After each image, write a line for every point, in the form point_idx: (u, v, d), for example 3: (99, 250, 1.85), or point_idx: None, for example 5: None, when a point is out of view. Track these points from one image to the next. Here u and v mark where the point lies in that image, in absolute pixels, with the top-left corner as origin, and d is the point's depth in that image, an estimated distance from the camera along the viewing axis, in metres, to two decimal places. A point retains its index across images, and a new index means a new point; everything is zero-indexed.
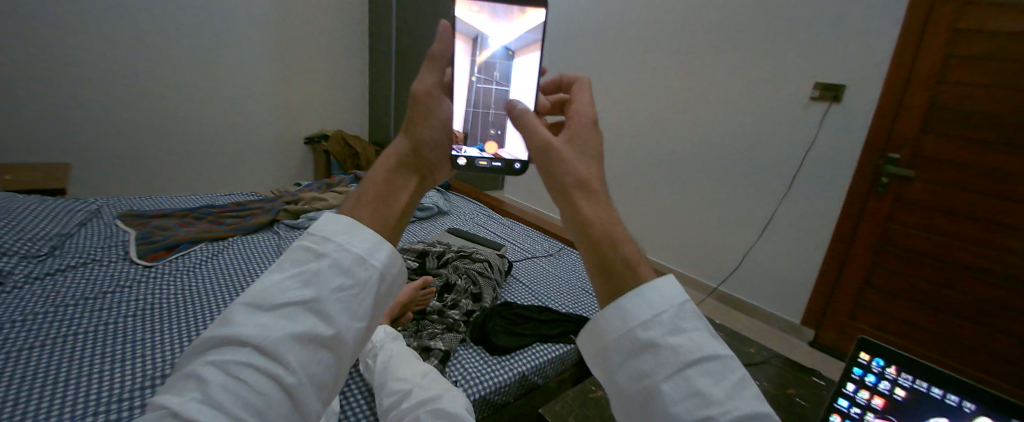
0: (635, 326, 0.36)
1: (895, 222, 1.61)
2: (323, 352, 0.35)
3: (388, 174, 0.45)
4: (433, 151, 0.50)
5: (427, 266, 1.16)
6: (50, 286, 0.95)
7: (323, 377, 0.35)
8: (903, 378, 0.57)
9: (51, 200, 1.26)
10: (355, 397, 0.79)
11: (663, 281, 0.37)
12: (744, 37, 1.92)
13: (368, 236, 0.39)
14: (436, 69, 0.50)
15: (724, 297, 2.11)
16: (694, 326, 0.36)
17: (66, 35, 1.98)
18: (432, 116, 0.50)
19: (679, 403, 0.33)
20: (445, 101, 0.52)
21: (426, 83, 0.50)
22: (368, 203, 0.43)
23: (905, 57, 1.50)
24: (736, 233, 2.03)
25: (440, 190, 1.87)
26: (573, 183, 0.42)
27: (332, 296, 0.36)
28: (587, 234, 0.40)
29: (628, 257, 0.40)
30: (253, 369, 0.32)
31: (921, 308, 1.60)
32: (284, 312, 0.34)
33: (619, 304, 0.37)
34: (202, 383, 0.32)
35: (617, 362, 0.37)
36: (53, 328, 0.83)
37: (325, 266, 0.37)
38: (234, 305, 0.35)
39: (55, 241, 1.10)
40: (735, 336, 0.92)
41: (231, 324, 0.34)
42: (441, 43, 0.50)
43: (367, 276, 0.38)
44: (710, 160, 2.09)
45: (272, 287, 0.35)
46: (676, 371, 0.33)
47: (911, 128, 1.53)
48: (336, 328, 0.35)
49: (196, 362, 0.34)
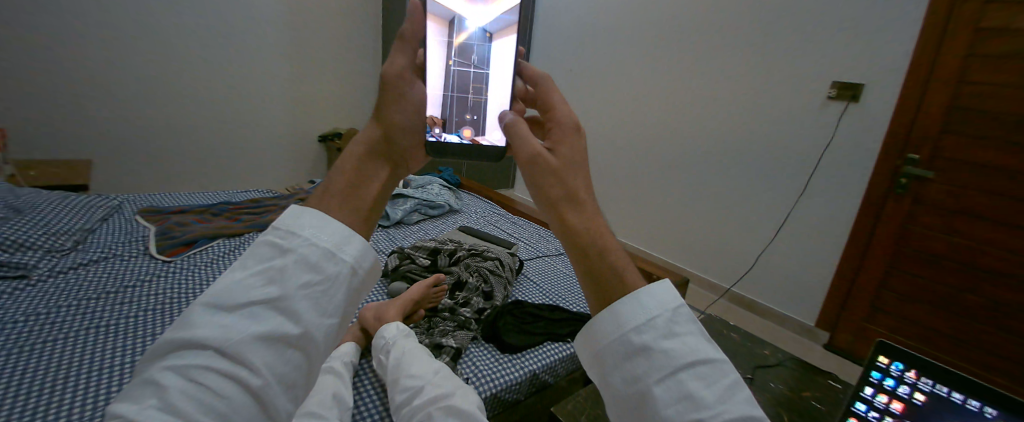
0: (628, 330, 0.39)
1: (914, 224, 1.57)
2: (291, 351, 0.35)
3: (357, 163, 0.46)
4: (405, 137, 0.51)
5: (439, 263, 1.15)
6: (73, 279, 0.98)
7: (291, 376, 0.36)
8: (922, 383, 0.56)
9: (75, 196, 1.29)
10: (366, 392, 0.80)
11: (657, 287, 0.40)
12: (760, 36, 1.89)
13: (337, 229, 0.40)
14: (409, 50, 0.52)
15: (736, 298, 2.09)
16: (687, 330, 0.39)
17: (87, 34, 2.02)
18: (404, 100, 0.51)
19: (671, 406, 0.36)
20: (419, 85, 0.53)
21: (396, 66, 0.51)
22: (336, 194, 0.44)
23: (924, 56, 1.48)
24: (750, 233, 2.01)
25: (451, 188, 1.86)
26: (562, 194, 0.45)
27: (298, 293, 0.36)
28: (572, 240, 0.44)
29: (614, 263, 0.44)
30: (215, 372, 0.33)
31: (940, 312, 1.55)
32: (247, 312, 0.35)
33: (613, 309, 0.40)
34: (160, 389, 0.32)
35: (612, 365, 0.40)
36: (76, 320, 0.85)
37: (290, 262, 0.37)
38: (195, 305, 0.35)
39: (78, 235, 1.13)
40: (749, 337, 0.91)
41: (190, 326, 0.34)
42: (412, 23, 0.51)
43: (336, 271, 0.38)
44: (725, 159, 2.07)
45: (235, 286, 0.35)
46: (669, 374, 0.37)
47: (930, 128, 1.50)
48: (304, 326, 0.36)
49: (154, 368, 0.33)
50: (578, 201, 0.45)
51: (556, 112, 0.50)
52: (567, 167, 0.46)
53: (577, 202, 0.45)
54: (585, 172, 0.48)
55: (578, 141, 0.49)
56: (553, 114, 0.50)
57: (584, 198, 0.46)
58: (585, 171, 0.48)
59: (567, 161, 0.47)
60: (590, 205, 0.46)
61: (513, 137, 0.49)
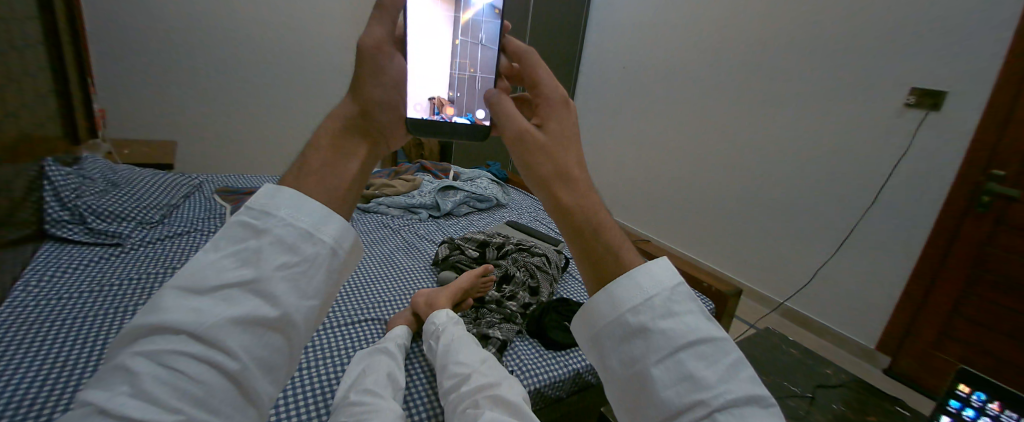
0: (625, 311, 0.40)
1: (994, 246, 1.43)
2: (270, 335, 0.35)
3: (332, 142, 0.44)
4: (388, 113, 0.48)
5: (487, 256, 1.18)
6: (159, 250, 1.08)
7: (271, 360, 0.35)
8: (1005, 416, 0.57)
9: (163, 174, 1.41)
10: (417, 374, 0.83)
11: (653, 267, 0.41)
12: (839, 38, 1.77)
13: (315, 209, 0.38)
14: (387, 21, 0.49)
15: (790, 313, 1.98)
16: (686, 309, 0.39)
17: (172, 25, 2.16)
18: (381, 75, 0.48)
19: (670, 388, 0.37)
20: (397, 59, 0.50)
21: (374, 38, 0.48)
22: (313, 172, 0.42)
23: (1021, 62, 1.34)
24: (809, 246, 1.90)
25: (499, 182, 1.88)
26: (554, 173, 0.45)
27: (275, 275, 0.35)
28: (567, 220, 0.44)
29: (612, 243, 0.44)
30: (187, 357, 0.31)
31: (1020, 345, 1.40)
32: (220, 295, 0.34)
33: (608, 289, 0.41)
34: (131, 375, 0.31)
35: (609, 347, 0.41)
36: (160, 288, 0.94)
37: (266, 243, 0.36)
38: (163, 288, 0.34)
39: (164, 210, 1.24)
40: (810, 353, 0.87)
41: (158, 310, 0.32)
42: None
43: (316, 252, 0.37)
44: (790, 167, 1.96)
45: (206, 269, 0.34)
46: (667, 356, 0.37)
47: (1022, 141, 1.35)
48: (283, 309, 0.35)
49: (122, 354, 0.32)
50: (572, 175, 0.45)
51: (544, 88, 0.51)
52: (555, 144, 0.47)
53: (570, 179, 0.45)
54: (579, 149, 0.48)
55: (568, 116, 0.49)
56: (541, 88, 0.51)
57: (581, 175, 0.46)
58: (576, 147, 0.48)
59: (556, 137, 0.47)
60: (584, 182, 0.46)
61: (502, 113, 0.50)
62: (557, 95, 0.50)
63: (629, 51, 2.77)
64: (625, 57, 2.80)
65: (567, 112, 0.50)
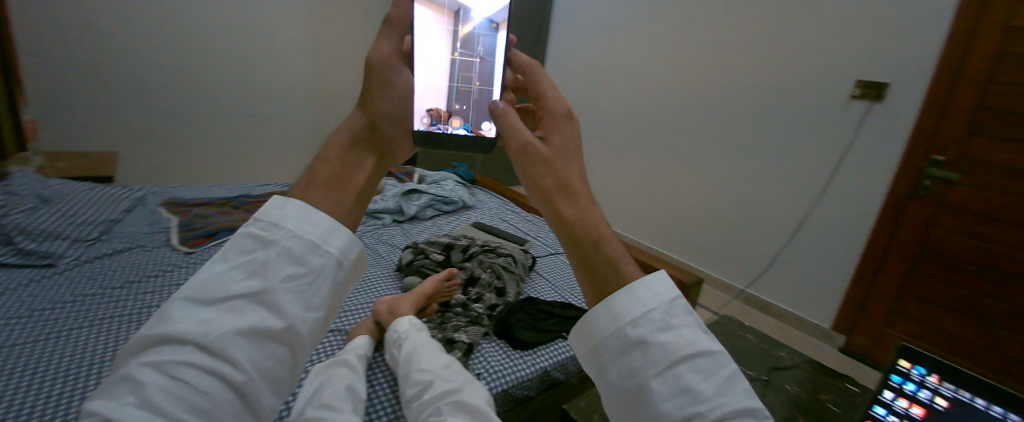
0: (625, 325, 0.39)
1: (935, 226, 1.52)
2: (275, 345, 0.36)
3: (341, 154, 0.45)
4: (392, 125, 0.50)
5: (452, 259, 1.16)
6: (97, 268, 1.01)
7: (274, 370, 0.36)
8: (944, 388, 0.60)
9: (102, 187, 1.33)
10: (379, 383, 0.81)
11: (653, 280, 0.41)
12: (787, 33, 1.84)
13: (321, 220, 0.40)
14: (394, 35, 0.51)
15: (750, 299, 2.06)
16: (683, 322, 0.39)
17: (112, 29, 2.03)
18: (389, 88, 0.50)
19: (669, 400, 0.37)
20: (404, 72, 0.52)
21: (382, 52, 0.50)
22: (322, 183, 0.43)
23: (953, 54, 1.43)
24: (766, 234, 1.98)
25: (465, 183, 1.86)
26: (557, 187, 0.44)
27: (281, 287, 0.36)
28: (568, 233, 0.43)
29: (611, 257, 0.43)
30: (194, 368, 0.33)
31: (962, 318, 1.51)
32: (227, 306, 0.35)
33: (609, 303, 0.40)
34: (138, 386, 0.32)
35: (609, 360, 0.41)
36: (98, 309, 0.88)
37: (273, 255, 0.37)
38: (175, 299, 0.35)
39: (103, 226, 1.17)
40: (765, 338, 0.90)
41: (171, 321, 0.34)
42: (398, 7, 0.50)
43: (321, 264, 0.39)
44: (745, 159, 2.03)
45: (215, 281, 0.35)
46: (666, 369, 0.37)
47: (957, 128, 1.44)
48: (288, 320, 0.36)
49: (132, 363, 0.33)
50: (573, 186, 0.44)
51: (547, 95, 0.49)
52: (560, 159, 0.45)
53: (572, 193, 0.44)
54: (582, 161, 0.46)
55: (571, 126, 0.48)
56: (545, 101, 0.49)
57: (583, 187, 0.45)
58: (577, 157, 0.46)
59: (560, 150, 0.45)
60: (584, 194, 0.45)
61: (504, 124, 0.49)
62: (562, 106, 0.48)
63: (590, 46, 2.76)
64: (584, 53, 2.82)
65: (572, 124, 0.48)
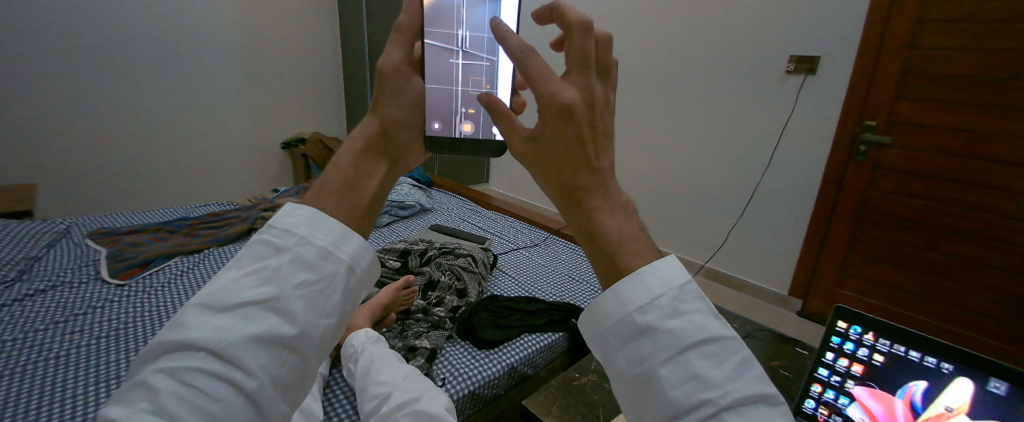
0: (632, 311, 0.32)
1: (875, 189, 1.62)
2: (287, 353, 0.32)
3: (354, 160, 0.39)
4: (406, 131, 0.43)
5: (409, 264, 1.15)
6: (17, 311, 0.92)
7: (287, 378, 0.32)
8: (880, 344, 0.58)
9: (18, 223, 1.22)
10: (337, 398, 0.78)
11: (660, 262, 0.33)
12: (721, 15, 1.90)
13: (333, 226, 0.35)
14: (405, 43, 0.43)
15: (711, 273, 2.13)
16: (695, 309, 0.32)
17: (22, 48, 1.86)
18: (401, 95, 0.43)
19: (678, 387, 0.30)
20: (416, 80, 0.45)
21: (393, 60, 0.42)
22: (331, 191, 0.38)
23: (877, 23, 1.50)
24: (719, 210, 2.05)
25: (422, 186, 1.83)
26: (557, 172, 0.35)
27: (295, 294, 0.32)
28: (578, 225, 0.35)
29: (622, 243, 0.34)
30: (209, 375, 0.29)
31: (908, 272, 1.62)
32: (241, 312, 0.31)
33: (615, 288, 0.33)
34: (152, 392, 0.29)
35: (616, 348, 0.33)
36: (20, 356, 0.80)
37: (285, 262, 0.33)
38: (187, 306, 0.32)
39: (21, 265, 1.07)
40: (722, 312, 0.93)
41: (184, 328, 0.30)
42: (408, 13, 0.42)
43: (334, 270, 0.34)
44: (692, 140, 2.09)
45: (228, 286, 0.32)
46: (676, 354, 0.30)
47: (886, 94, 1.53)
48: (300, 326, 0.32)
49: (147, 370, 0.30)
50: (574, 172, 0.35)
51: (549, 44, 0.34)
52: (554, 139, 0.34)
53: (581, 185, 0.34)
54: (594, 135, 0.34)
55: (570, 90, 0.34)
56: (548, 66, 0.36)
57: (594, 170, 0.35)
58: (582, 132, 0.34)
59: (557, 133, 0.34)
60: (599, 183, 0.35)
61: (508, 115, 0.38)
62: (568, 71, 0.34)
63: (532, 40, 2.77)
64: None
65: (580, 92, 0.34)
